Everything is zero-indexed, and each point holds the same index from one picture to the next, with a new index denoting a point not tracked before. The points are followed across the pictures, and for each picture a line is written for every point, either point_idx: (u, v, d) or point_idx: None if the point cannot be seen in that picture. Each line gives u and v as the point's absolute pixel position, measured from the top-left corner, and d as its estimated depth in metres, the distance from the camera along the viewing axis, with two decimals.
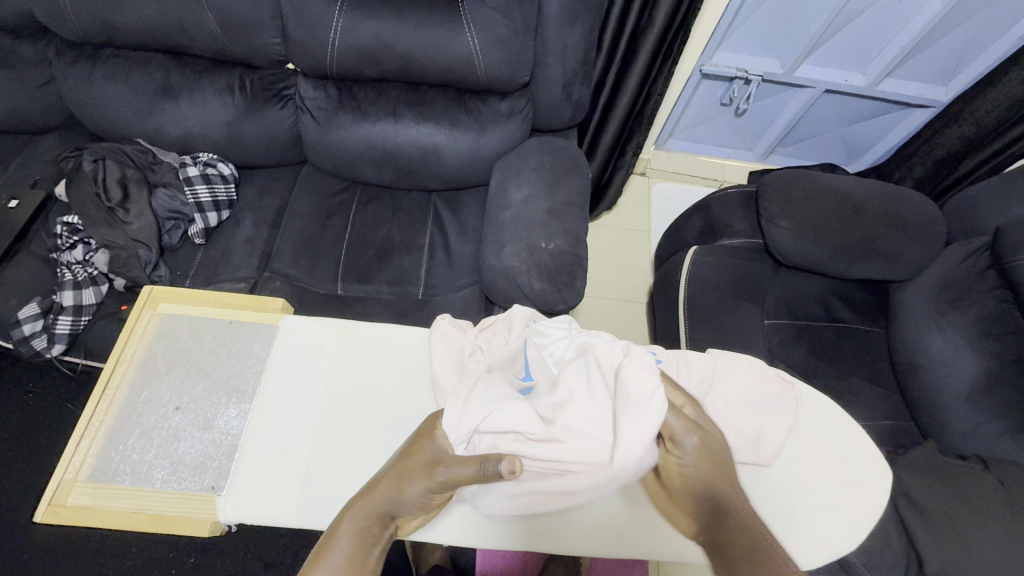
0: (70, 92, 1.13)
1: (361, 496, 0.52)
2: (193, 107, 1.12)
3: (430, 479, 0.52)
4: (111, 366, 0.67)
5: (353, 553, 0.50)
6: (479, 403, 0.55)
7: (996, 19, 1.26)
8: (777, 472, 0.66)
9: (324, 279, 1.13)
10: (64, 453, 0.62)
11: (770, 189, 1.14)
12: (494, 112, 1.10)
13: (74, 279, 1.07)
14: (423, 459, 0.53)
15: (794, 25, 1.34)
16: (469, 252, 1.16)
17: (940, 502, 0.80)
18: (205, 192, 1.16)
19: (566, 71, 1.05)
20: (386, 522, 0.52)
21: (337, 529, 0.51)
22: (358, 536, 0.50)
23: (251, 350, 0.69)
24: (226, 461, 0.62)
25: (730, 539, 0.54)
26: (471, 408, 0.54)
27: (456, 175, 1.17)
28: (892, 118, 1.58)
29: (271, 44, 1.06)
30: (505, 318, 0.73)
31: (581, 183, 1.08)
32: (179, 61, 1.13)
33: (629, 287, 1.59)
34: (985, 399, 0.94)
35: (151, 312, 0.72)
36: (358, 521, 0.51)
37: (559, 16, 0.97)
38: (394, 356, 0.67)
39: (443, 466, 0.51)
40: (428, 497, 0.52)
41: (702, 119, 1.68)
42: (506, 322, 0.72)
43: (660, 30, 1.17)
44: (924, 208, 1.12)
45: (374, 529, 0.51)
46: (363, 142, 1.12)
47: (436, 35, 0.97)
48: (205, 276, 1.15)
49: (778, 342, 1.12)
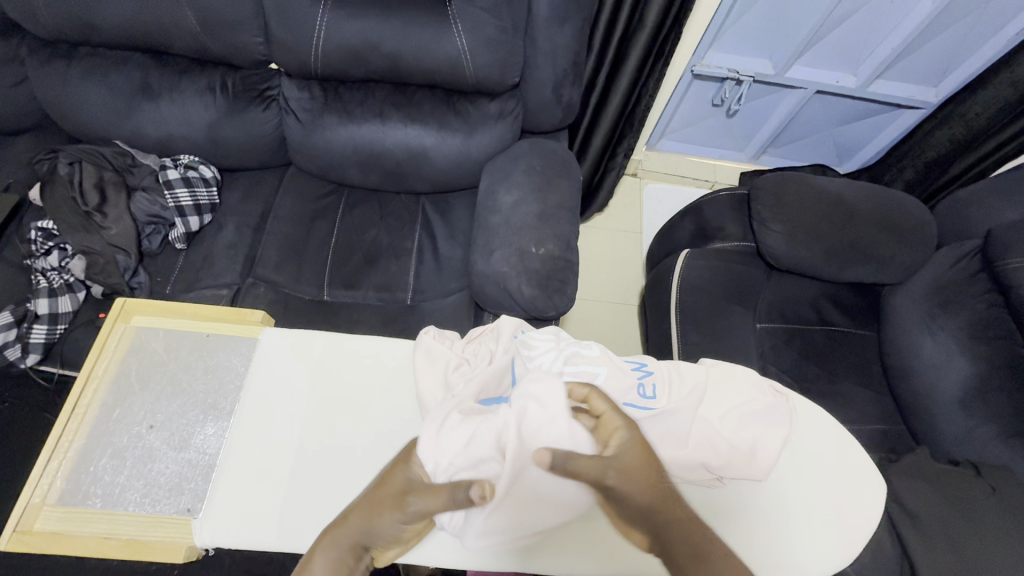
0: (44, 92, 1.09)
1: (336, 526, 0.51)
2: (173, 107, 1.09)
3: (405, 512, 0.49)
4: (82, 383, 0.65)
5: None
6: (453, 434, 0.52)
7: (987, 21, 1.26)
8: (770, 485, 0.65)
9: (309, 284, 1.11)
10: (31, 475, 0.59)
11: (763, 192, 1.13)
12: (483, 113, 1.08)
13: (49, 286, 1.04)
14: (398, 490, 0.50)
15: (786, 26, 1.33)
16: (458, 256, 1.14)
17: (933, 509, 0.80)
18: (186, 196, 1.13)
19: (557, 72, 1.03)
20: (361, 553, 0.50)
21: (313, 557, 0.50)
22: (332, 567, 0.49)
23: (231, 364, 0.67)
24: (203, 482, 0.60)
25: (677, 545, 0.47)
26: (444, 437, 0.52)
27: (445, 178, 1.15)
28: (883, 119, 1.57)
29: (254, 43, 1.03)
30: (491, 328, 0.71)
31: (573, 185, 1.07)
32: (158, 60, 1.09)
33: (620, 289, 1.58)
34: (976, 403, 0.94)
35: (124, 325, 0.69)
36: (333, 551, 0.50)
37: (549, 16, 0.96)
38: (380, 371, 0.65)
39: (413, 495, 0.49)
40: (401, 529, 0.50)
41: (694, 119, 1.67)
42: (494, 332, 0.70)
43: (651, 31, 1.16)
44: (916, 211, 1.12)
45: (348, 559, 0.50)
46: (350, 144, 1.10)
47: (423, 35, 0.95)
48: (187, 282, 1.12)
49: (770, 346, 1.11)
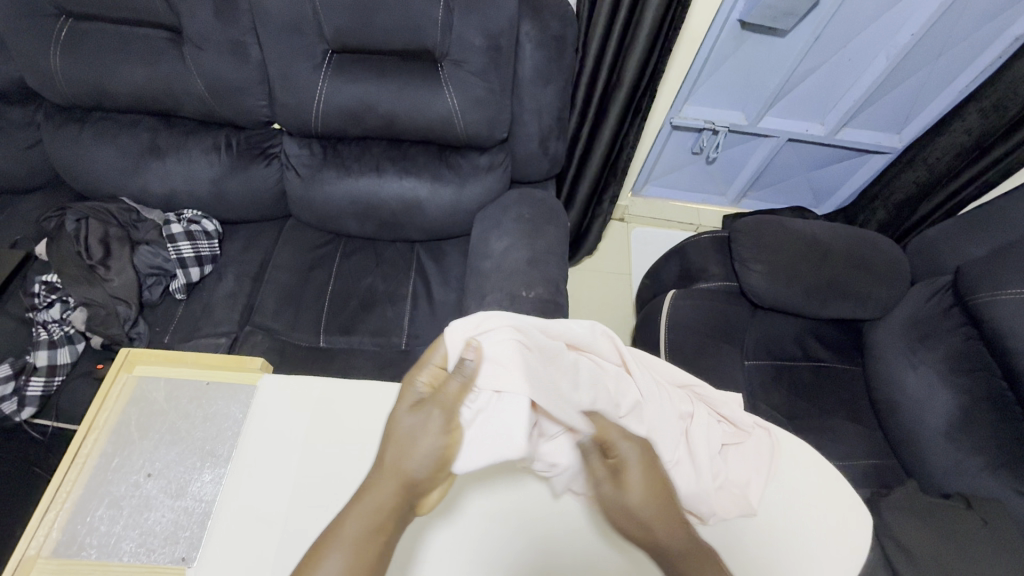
0: (57, 153, 1.15)
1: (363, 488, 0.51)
2: (179, 165, 1.15)
3: (421, 414, 0.54)
4: (83, 432, 0.66)
5: (368, 536, 0.49)
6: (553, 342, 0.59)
7: (938, 75, 1.37)
8: (762, 518, 0.67)
9: (306, 331, 1.13)
10: (27, 527, 0.59)
11: (742, 233, 1.18)
12: (474, 166, 1.14)
13: (49, 339, 1.05)
14: (415, 408, 0.54)
15: (754, 82, 1.44)
16: (452, 300, 1.18)
17: (928, 545, 0.80)
18: (188, 248, 1.17)
19: (543, 127, 1.11)
20: (408, 493, 0.51)
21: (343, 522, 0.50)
22: (374, 511, 0.50)
23: (229, 412, 0.68)
24: (199, 530, 0.60)
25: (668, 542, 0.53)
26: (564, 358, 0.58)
27: (437, 227, 1.20)
28: (853, 164, 1.67)
29: (258, 106, 1.10)
30: (496, 393, 0.53)
31: (560, 231, 1.12)
32: (166, 123, 1.16)
33: (611, 329, 1.61)
34: (963, 435, 0.95)
35: (127, 375, 0.71)
36: (377, 497, 0.51)
37: (533, 78, 1.04)
38: (374, 416, 0.67)
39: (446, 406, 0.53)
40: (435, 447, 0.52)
41: (676, 166, 1.75)
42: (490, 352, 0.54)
43: (629, 88, 1.25)
44: (889, 251, 1.17)
45: (391, 501, 0.51)
46: (347, 196, 1.15)
47: (416, 96, 1.02)
48: (186, 331, 1.14)
49: (759, 383, 1.12)
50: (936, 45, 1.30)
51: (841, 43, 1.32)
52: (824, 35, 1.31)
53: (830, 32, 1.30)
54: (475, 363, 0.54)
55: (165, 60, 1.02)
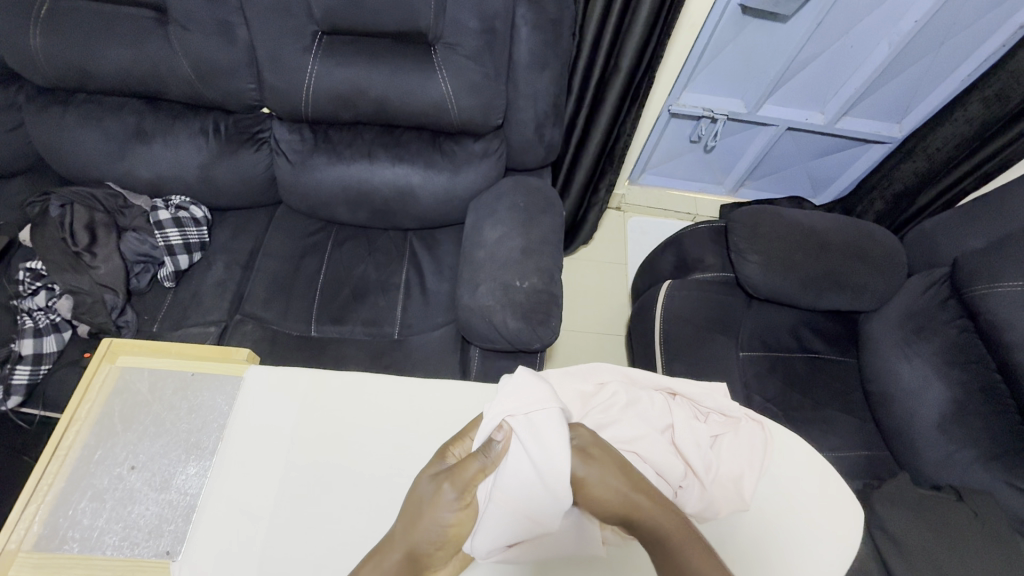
0: (40, 136, 1.12)
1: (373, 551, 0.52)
2: (167, 150, 1.12)
3: (435, 484, 0.53)
4: (64, 425, 0.65)
5: None
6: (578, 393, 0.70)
7: (943, 62, 1.34)
8: (752, 513, 0.66)
9: (297, 320, 1.12)
10: (8, 519, 0.58)
11: (738, 223, 1.17)
12: (468, 153, 1.12)
13: (35, 326, 1.04)
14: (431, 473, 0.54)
15: (754, 69, 1.41)
16: (445, 290, 1.16)
17: (917, 536, 0.80)
18: (176, 235, 1.15)
19: (538, 114, 1.08)
20: (408, 557, 0.51)
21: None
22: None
23: (215, 403, 0.67)
24: (183, 523, 0.59)
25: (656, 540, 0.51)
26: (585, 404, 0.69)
27: (431, 215, 1.18)
28: (853, 153, 1.65)
29: (246, 89, 1.07)
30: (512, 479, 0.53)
31: (555, 220, 1.10)
32: (152, 106, 1.13)
33: (606, 320, 1.60)
34: (954, 427, 0.95)
35: (110, 366, 0.70)
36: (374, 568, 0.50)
37: (529, 63, 1.01)
38: (364, 410, 0.66)
39: (453, 481, 0.52)
40: (447, 519, 0.51)
41: (674, 154, 1.73)
42: (522, 425, 0.54)
43: (627, 74, 1.22)
44: (887, 241, 1.16)
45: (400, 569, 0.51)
46: (338, 182, 1.13)
47: (410, 80, 1.00)
48: (174, 319, 1.13)
49: (753, 374, 1.12)
50: (939, 32, 1.27)
51: (842, 30, 1.30)
52: (826, 22, 1.28)
53: (832, 18, 1.27)
54: (502, 444, 0.54)
55: (150, 41, 0.99)
